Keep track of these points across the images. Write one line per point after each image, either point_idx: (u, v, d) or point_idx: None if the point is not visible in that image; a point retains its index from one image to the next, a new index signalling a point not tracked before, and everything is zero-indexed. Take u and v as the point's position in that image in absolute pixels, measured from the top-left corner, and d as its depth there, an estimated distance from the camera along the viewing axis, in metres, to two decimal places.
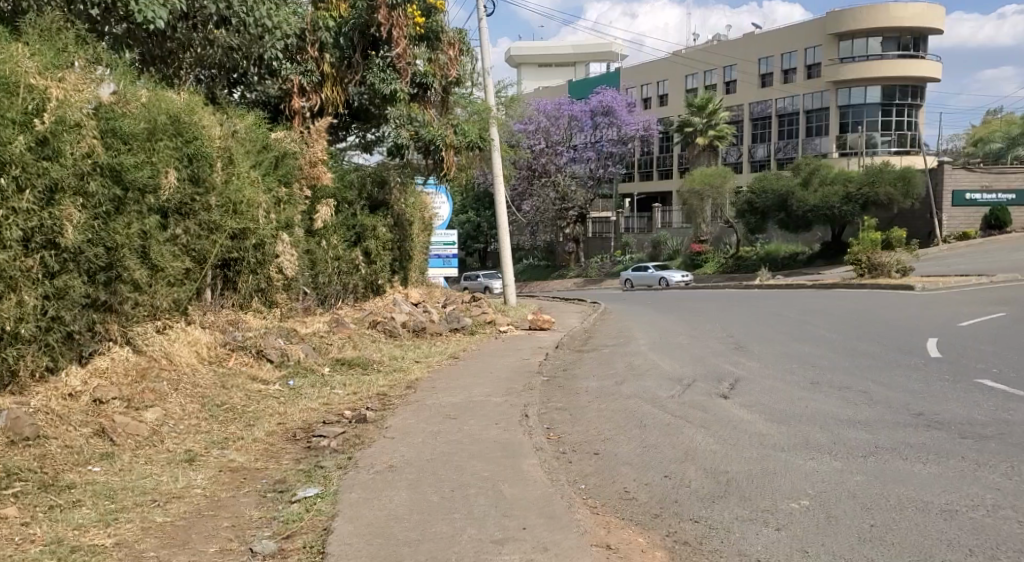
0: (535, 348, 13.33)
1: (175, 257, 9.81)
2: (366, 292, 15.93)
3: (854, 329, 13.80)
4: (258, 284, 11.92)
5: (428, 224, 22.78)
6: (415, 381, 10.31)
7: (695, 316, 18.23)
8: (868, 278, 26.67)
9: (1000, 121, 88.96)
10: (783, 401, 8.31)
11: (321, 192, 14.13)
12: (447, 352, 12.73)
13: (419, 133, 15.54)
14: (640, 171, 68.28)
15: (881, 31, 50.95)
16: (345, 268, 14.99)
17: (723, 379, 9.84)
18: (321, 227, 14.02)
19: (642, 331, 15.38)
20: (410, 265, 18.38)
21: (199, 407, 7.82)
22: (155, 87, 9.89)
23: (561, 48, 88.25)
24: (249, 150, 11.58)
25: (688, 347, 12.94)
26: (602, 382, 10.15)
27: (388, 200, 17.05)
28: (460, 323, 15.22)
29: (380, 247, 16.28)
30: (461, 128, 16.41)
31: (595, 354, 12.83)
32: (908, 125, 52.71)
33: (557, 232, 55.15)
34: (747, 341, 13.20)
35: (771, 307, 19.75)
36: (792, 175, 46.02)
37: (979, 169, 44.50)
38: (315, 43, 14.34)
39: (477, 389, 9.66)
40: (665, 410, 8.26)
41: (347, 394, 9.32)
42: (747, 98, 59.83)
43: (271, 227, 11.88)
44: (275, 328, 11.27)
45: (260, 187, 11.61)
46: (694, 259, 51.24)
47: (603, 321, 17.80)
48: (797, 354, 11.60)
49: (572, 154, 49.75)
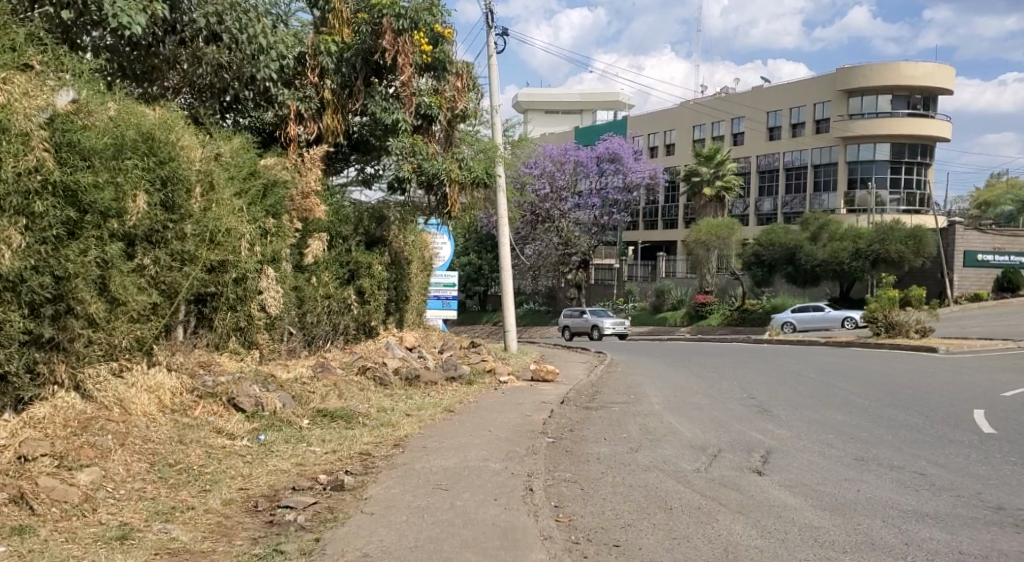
0: (538, 402, 12.17)
1: (141, 290, 8.73)
2: (357, 334, 14.81)
3: (887, 394, 12.66)
4: (236, 322, 10.84)
5: (428, 263, 21.75)
6: (404, 439, 9.12)
7: (708, 372, 17.09)
8: (885, 338, 25.62)
9: (1004, 185, 88.79)
10: (828, 482, 7.16)
11: (314, 225, 13.14)
12: (442, 404, 11.58)
13: (422, 167, 14.62)
14: (644, 220, 67.56)
15: (892, 88, 50.44)
16: (336, 309, 13.91)
17: (755, 452, 8.66)
18: (312, 262, 12.99)
19: (653, 388, 14.21)
20: (406, 306, 17.29)
21: (147, 467, 6.68)
22: (128, 101, 8.93)
23: (568, 96, 88.38)
24: (234, 176, 10.60)
25: (707, 409, 11.77)
26: (614, 447, 8.99)
27: (385, 237, 16.00)
28: (458, 371, 14.06)
29: (376, 286, 15.22)
30: (467, 163, 15.47)
31: (605, 412, 11.65)
32: (917, 183, 52.13)
33: (559, 278, 54.19)
34: (771, 404, 12.04)
35: (788, 365, 18.61)
36: (800, 229, 45.15)
37: (992, 230, 43.72)
38: (315, 68, 13.42)
39: (474, 451, 8.48)
40: (691, 488, 7.11)
41: (325, 453, 8.14)
42: (755, 150, 59.27)
43: (255, 260, 10.82)
44: (251, 373, 10.12)
45: (244, 216, 10.60)
46: (698, 310, 49.44)
47: (610, 374, 16.68)
48: (831, 421, 10.44)
49: (577, 200, 48.89)
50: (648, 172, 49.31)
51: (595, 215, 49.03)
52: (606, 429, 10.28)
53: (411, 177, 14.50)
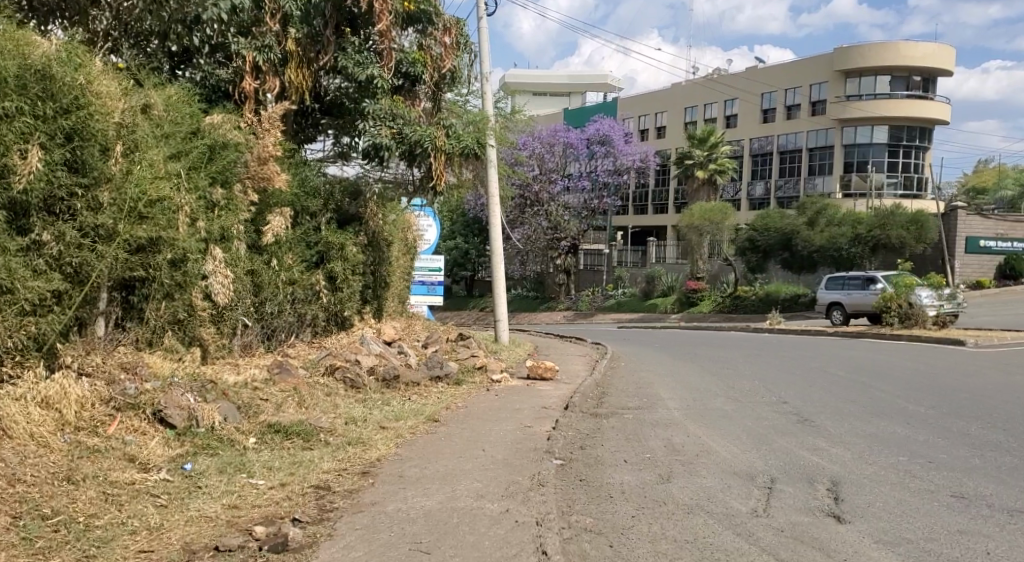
0: (535, 408, 10.32)
1: (37, 275, 6.78)
2: (327, 325, 12.85)
3: (940, 400, 10.96)
4: (175, 313, 8.93)
5: (411, 247, 19.86)
6: (377, 464, 7.26)
7: (721, 368, 15.33)
8: (899, 328, 24.08)
9: (992, 171, 88.07)
10: (938, 538, 5.39)
11: (274, 199, 11.30)
12: (426, 412, 9.73)
13: (403, 133, 12.85)
14: (634, 204, 65.79)
15: (891, 69, 48.65)
16: (302, 297, 11.96)
17: (820, 483, 6.86)
18: (272, 242, 11.14)
19: (666, 388, 12.40)
20: (384, 294, 15.26)
21: (9, 520, 4.80)
22: (20, 31, 7.04)
23: (555, 77, 86.97)
24: (170, 136, 8.70)
25: (735, 419, 9.94)
26: (639, 475, 7.18)
27: (361, 215, 14.02)
28: (444, 368, 12.18)
29: (351, 270, 13.17)
30: (455, 132, 13.53)
31: (619, 423, 9.80)
32: (915, 167, 50.57)
33: (548, 263, 52.17)
34: (813, 414, 10.23)
35: (806, 359, 16.91)
36: (796, 214, 43.42)
37: (995, 216, 42.26)
38: (275, 13, 11.44)
39: (466, 484, 6.63)
40: (758, 545, 5.31)
41: (270, 489, 6.26)
42: (748, 133, 57.50)
43: (196, 238, 8.90)
44: (188, 377, 8.20)
45: (183, 186, 8.71)
46: (688, 296, 47.58)
47: (613, 370, 14.88)
48: (890, 437, 8.71)
49: (566, 183, 47.07)
50: (640, 154, 47.58)
51: (584, 199, 47.50)
52: (625, 446, 8.46)
53: (390, 144, 12.74)
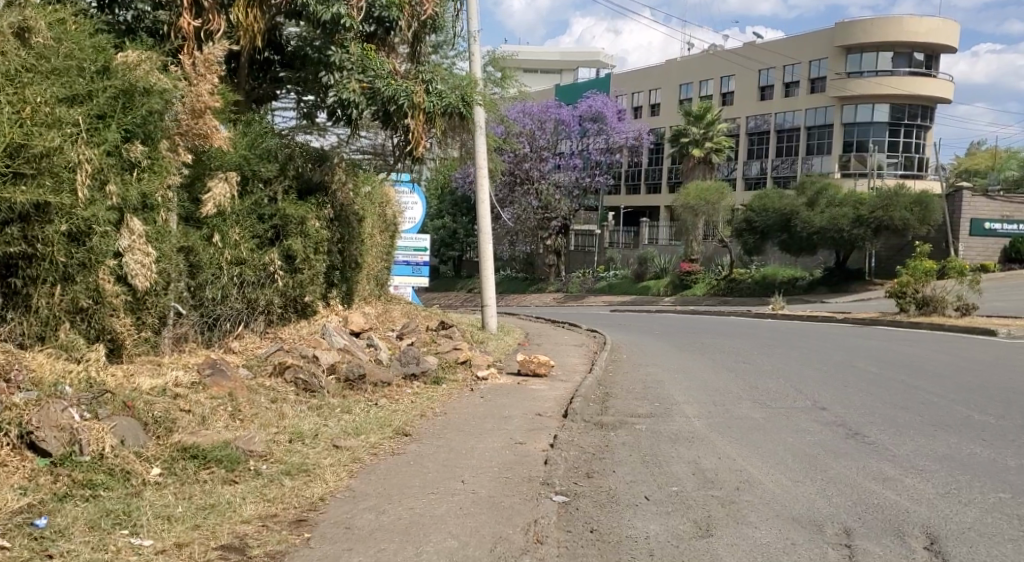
0: (527, 419, 8.57)
1: None
2: (284, 312, 10.99)
3: (1007, 408, 9.23)
4: (72, 301, 7.04)
5: (391, 224, 18.01)
6: (319, 507, 5.47)
7: (735, 362, 13.58)
8: (916, 316, 22.45)
9: (985, 154, 86.81)
10: None
11: (217, 160, 9.48)
12: (395, 425, 7.94)
13: (374, 87, 11.00)
14: (627, 183, 63.96)
15: (893, 45, 46.76)
16: (252, 280, 10.11)
17: (912, 539, 5.11)
18: (212, 214, 9.27)
19: (679, 389, 10.65)
20: (355, 275, 13.35)
21: None
22: None
23: (548, 54, 85.27)
24: (59, 75, 6.82)
25: (770, 433, 8.22)
26: (668, 522, 5.44)
27: (326, 184, 12.07)
28: (421, 364, 10.37)
29: (313, 249, 11.26)
30: (435, 87, 11.62)
31: (629, 437, 8.01)
32: (916, 147, 48.70)
33: (538, 244, 50.27)
34: (863, 426, 8.50)
35: (827, 352, 15.19)
36: (795, 195, 41.68)
37: (1000, 197, 40.57)
38: None
39: (435, 544, 4.86)
40: None
41: (156, 553, 4.49)
42: (744, 111, 55.57)
43: (98, 208, 7.03)
44: (80, 385, 6.33)
45: (81, 137, 6.92)
46: (682, 279, 45.92)
47: (614, 364, 13.08)
48: (971, 461, 6.97)
49: (558, 161, 45.13)
50: (632, 132, 45.66)
51: (576, 177, 45.41)
52: (642, 472, 6.69)
53: (359, 100, 10.88)
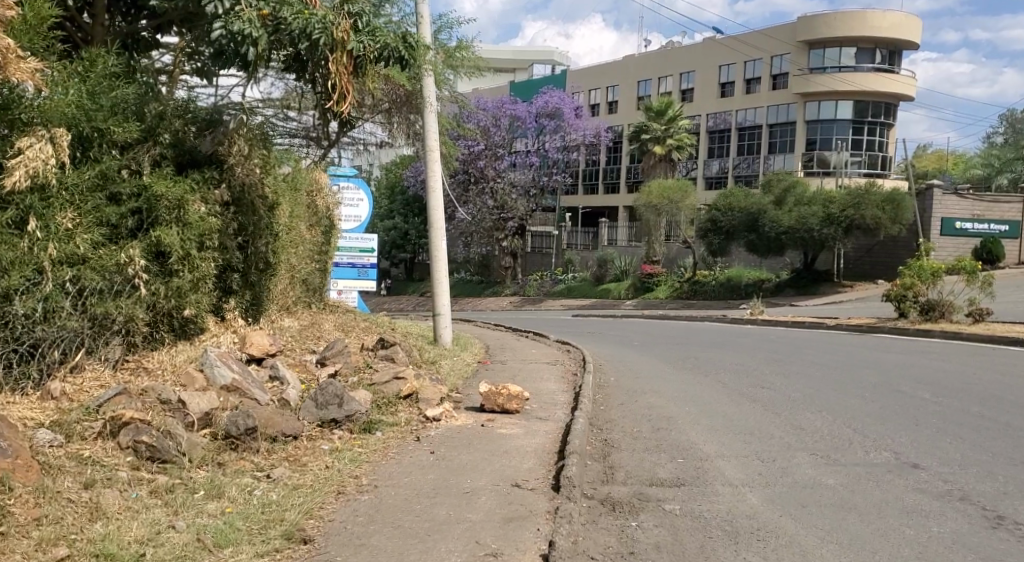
0: (499, 501, 5.65)
1: None
2: (152, 331, 7.88)
3: None
4: None
5: (325, 220, 14.83)
6: None
7: (751, 386, 10.77)
8: (920, 324, 19.81)
9: (934, 156, 86.19)
10: None
11: (35, 110, 6.51)
12: (288, 523, 4.95)
13: (278, 16, 8.00)
14: (584, 183, 61.45)
15: (856, 40, 44.65)
16: (95, 288, 6.97)
17: None
18: (19, 186, 6.27)
19: (699, 434, 7.80)
20: (266, 281, 10.21)
21: None
22: None
23: (501, 54, 83.04)
24: None
25: (872, 518, 5.44)
26: None
27: (220, 156, 8.99)
28: (345, 406, 7.33)
29: (196, 244, 8.11)
30: (367, 23, 8.61)
31: (662, 534, 5.17)
32: (880, 145, 46.57)
33: (493, 245, 47.28)
34: (993, 501, 5.74)
35: (852, 371, 12.46)
36: (761, 193, 39.35)
37: (972, 196, 38.51)
38: None
39: None
40: None
41: None
42: (704, 107, 53.13)
43: None
44: None
45: None
46: (643, 281, 43.34)
47: (603, 393, 10.16)
48: None
49: (514, 159, 42.17)
50: (592, 129, 42.51)
51: (533, 176, 42.55)
52: None
53: (257, 34, 7.74)
